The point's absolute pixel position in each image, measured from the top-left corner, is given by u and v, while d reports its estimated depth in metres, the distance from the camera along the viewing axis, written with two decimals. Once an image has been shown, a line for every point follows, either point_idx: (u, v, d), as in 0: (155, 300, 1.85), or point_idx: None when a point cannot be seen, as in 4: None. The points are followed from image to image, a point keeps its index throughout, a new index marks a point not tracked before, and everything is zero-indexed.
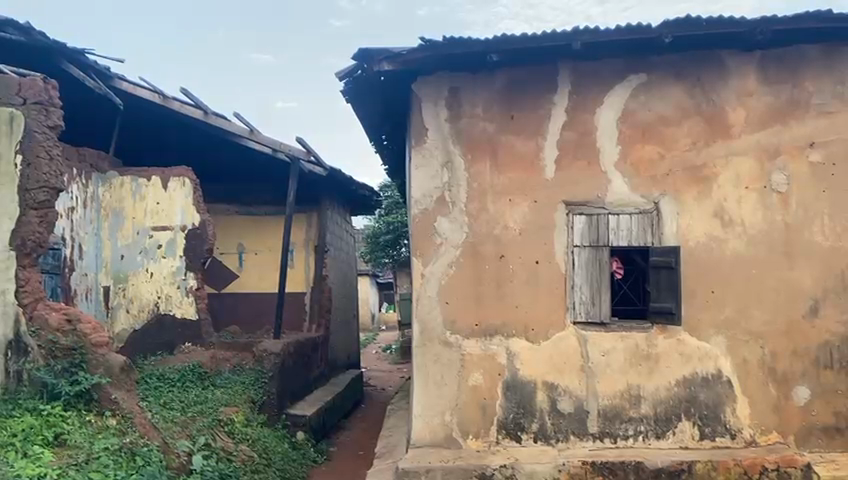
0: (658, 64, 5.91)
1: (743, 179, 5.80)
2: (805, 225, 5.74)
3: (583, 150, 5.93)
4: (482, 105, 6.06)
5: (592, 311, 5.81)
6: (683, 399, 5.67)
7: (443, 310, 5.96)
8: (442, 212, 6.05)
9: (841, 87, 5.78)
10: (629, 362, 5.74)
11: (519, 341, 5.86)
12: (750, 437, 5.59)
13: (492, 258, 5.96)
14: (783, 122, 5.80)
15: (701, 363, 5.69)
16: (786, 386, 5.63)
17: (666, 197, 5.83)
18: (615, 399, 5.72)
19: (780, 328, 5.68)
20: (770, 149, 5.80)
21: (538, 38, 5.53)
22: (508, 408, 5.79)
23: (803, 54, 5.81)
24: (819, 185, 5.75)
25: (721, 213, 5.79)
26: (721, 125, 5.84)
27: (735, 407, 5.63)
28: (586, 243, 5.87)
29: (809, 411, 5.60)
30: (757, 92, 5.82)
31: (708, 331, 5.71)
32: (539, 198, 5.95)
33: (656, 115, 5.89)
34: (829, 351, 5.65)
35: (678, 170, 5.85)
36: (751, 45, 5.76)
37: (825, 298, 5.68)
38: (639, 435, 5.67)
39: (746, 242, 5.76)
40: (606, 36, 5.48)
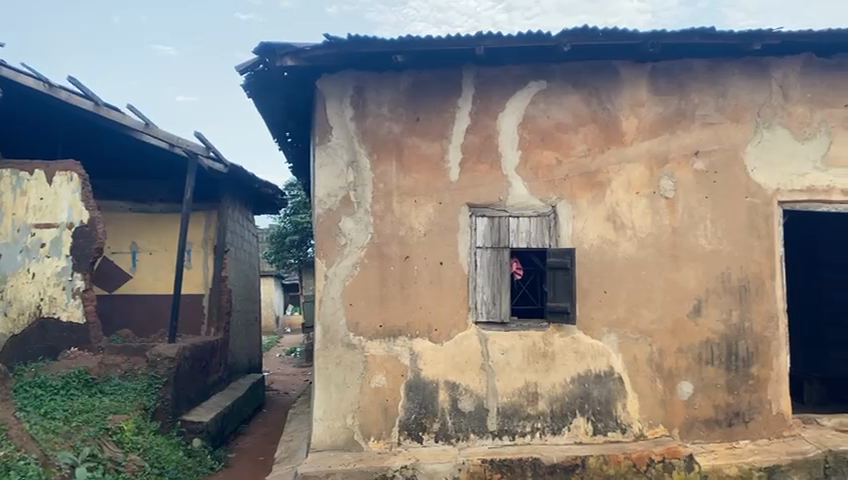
0: (556, 73, 6.10)
1: (634, 184, 6.08)
2: (690, 229, 6.08)
3: (486, 153, 6.04)
4: (387, 106, 6.04)
5: (492, 311, 5.91)
6: (577, 396, 5.87)
7: (347, 311, 5.89)
8: (345, 212, 5.97)
9: (723, 99, 6.15)
10: (527, 361, 5.88)
11: (422, 342, 5.88)
12: (639, 431, 5.86)
13: (395, 259, 5.94)
14: (671, 131, 6.13)
15: (594, 360, 5.92)
16: (672, 381, 5.94)
17: (563, 201, 6.02)
18: (514, 397, 5.84)
19: (667, 327, 5.99)
20: (659, 157, 6.11)
21: (443, 41, 5.55)
22: (409, 408, 5.79)
23: (689, 68, 6.17)
24: (702, 192, 6.10)
25: (614, 217, 6.05)
26: (615, 133, 6.10)
27: (625, 403, 5.89)
28: (487, 245, 5.96)
29: (692, 405, 5.92)
30: (648, 102, 6.12)
31: (601, 330, 5.95)
32: (443, 199, 5.99)
33: (555, 121, 6.07)
34: (710, 348, 5.99)
35: (575, 174, 6.06)
36: (642, 58, 6.06)
37: (707, 298, 6.03)
38: (536, 432, 5.82)
39: (636, 245, 6.04)
40: (508, 43, 5.60)
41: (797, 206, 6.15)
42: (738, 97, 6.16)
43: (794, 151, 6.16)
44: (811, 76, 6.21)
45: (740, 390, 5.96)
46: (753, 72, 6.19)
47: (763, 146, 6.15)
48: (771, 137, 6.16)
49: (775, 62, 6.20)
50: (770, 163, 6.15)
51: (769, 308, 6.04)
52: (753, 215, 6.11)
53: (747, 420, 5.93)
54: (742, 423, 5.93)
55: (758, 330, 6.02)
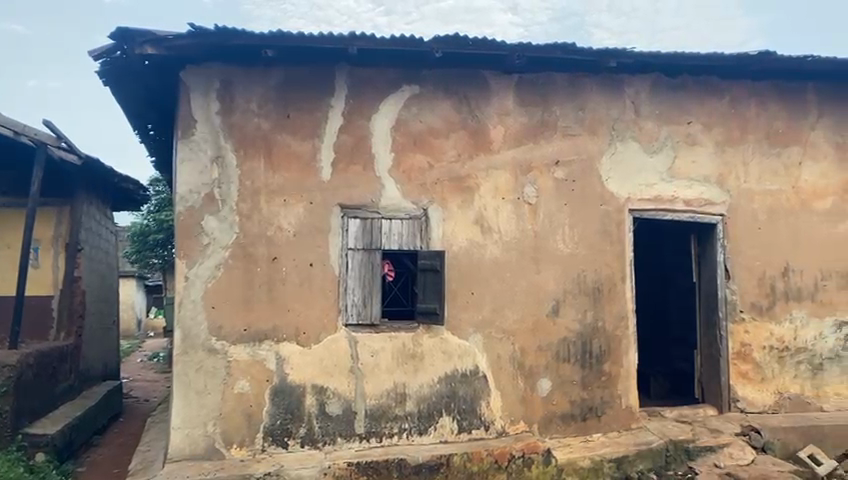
0: (428, 78, 6.18)
1: (499, 189, 6.29)
2: (550, 234, 6.38)
3: (358, 154, 6.00)
4: (256, 101, 5.86)
5: (362, 313, 5.88)
6: (444, 395, 5.98)
7: (209, 315, 5.64)
8: (209, 210, 5.72)
9: (582, 112, 6.51)
10: (396, 362, 5.91)
11: (289, 345, 5.74)
12: (501, 428, 6.06)
13: (262, 260, 5.77)
14: (535, 141, 6.40)
15: (461, 360, 6.05)
16: (532, 379, 6.19)
17: (433, 205, 6.11)
18: (382, 399, 5.85)
19: (529, 327, 6.24)
20: (523, 164, 6.36)
21: (315, 39, 5.46)
22: (274, 414, 5.64)
23: (552, 82, 6.47)
24: (562, 199, 6.42)
25: (481, 221, 6.22)
26: (482, 140, 6.28)
27: (488, 401, 6.07)
28: (359, 246, 5.92)
29: (550, 402, 6.21)
30: (514, 112, 6.36)
31: (467, 330, 6.09)
32: (313, 199, 5.89)
33: (427, 126, 6.16)
34: (568, 346, 6.31)
35: (445, 178, 6.17)
36: (509, 68, 6.29)
37: (565, 299, 6.35)
38: (403, 432, 5.86)
39: (501, 248, 6.25)
40: (381, 45, 5.60)
41: (646, 214, 6.62)
42: (595, 110, 6.55)
43: (644, 163, 6.65)
44: (659, 95, 6.72)
45: (593, 386, 6.32)
46: (609, 88, 6.60)
47: (617, 158, 6.58)
48: (624, 149, 6.60)
49: (628, 80, 6.65)
50: (622, 173, 6.58)
51: (620, 309, 6.47)
52: (606, 221, 6.51)
53: (599, 414, 6.31)
54: (595, 417, 6.30)
55: (610, 329, 6.42)
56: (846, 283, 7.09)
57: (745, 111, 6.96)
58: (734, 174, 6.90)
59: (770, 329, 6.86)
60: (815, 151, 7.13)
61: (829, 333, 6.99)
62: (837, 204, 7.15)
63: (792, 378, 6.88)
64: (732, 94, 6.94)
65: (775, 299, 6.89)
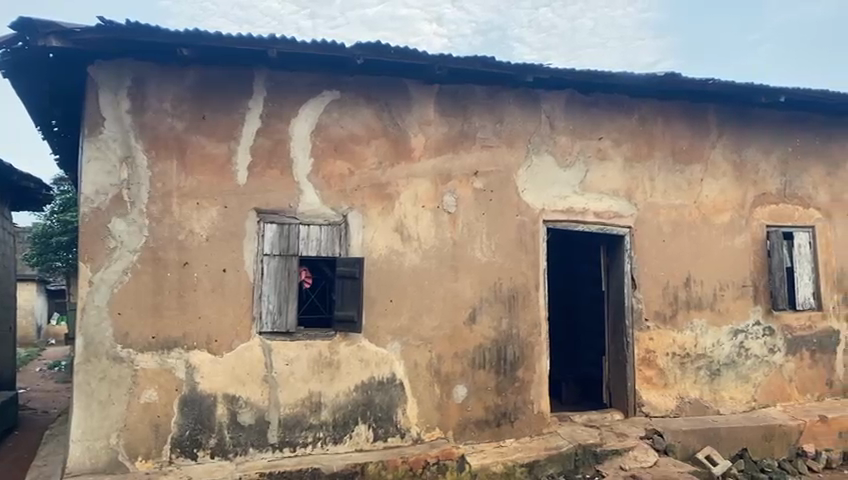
0: (349, 84, 6.17)
1: (419, 197, 6.34)
2: (468, 242, 6.47)
3: (276, 158, 5.90)
4: (169, 101, 5.68)
5: (278, 321, 5.77)
6: (359, 403, 5.95)
7: (114, 322, 5.39)
8: (117, 212, 5.48)
9: (500, 125, 6.66)
10: (312, 370, 5.83)
11: (200, 354, 5.57)
12: (417, 435, 6.09)
13: (173, 265, 5.58)
14: (454, 151, 6.49)
15: (378, 368, 6.04)
16: (448, 385, 6.25)
17: (353, 212, 6.08)
18: (297, 407, 5.76)
19: (445, 334, 6.29)
20: (443, 174, 6.44)
21: (233, 40, 5.34)
22: (183, 424, 5.45)
23: (472, 93, 6.59)
24: (480, 209, 6.54)
25: (400, 229, 6.24)
26: (403, 148, 6.31)
27: (404, 408, 6.08)
28: (275, 252, 5.81)
29: (466, 408, 6.29)
30: (434, 121, 6.43)
31: (385, 338, 6.09)
32: (229, 203, 5.75)
33: (347, 132, 6.13)
34: (483, 353, 6.41)
35: (365, 185, 6.15)
36: (430, 79, 6.36)
37: (481, 307, 6.46)
38: (317, 441, 5.79)
39: (420, 256, 6.29)
40: (301, 49, 5.54)
41: (559, 225, 6.83)
42: (513, 123, 6.71)
43: (559, 176, 6.87)
44: (573, 110, 6.98)
45: (507, 392, 6.45)
46: (526, 102, 6.79)
47: (533, 170, 6.77)
48: (540, 162, 6.80)
49: (544, 95, 6.86)
50: (537, 185, 6.78)
51: (533, 317, 6.63)
52: (522, 231, 6.68)
53: (512, 419, 6.44)
54: (508, 422, 6.43)
55: (524, 336, 6.57)
56: (741, 293, 7.55)
57: (652, 129, 7.31)
58: (641, 188, 7.23)
59: (673, 336, 7.21)
60: (715, 169, 7.57)
61: (726, 341, 7.42)
62: (734, 219, 7.62)
63: (692, 383, 7.26)
64: (641, 112, 7.28)
65: (677, 308, 7.26)
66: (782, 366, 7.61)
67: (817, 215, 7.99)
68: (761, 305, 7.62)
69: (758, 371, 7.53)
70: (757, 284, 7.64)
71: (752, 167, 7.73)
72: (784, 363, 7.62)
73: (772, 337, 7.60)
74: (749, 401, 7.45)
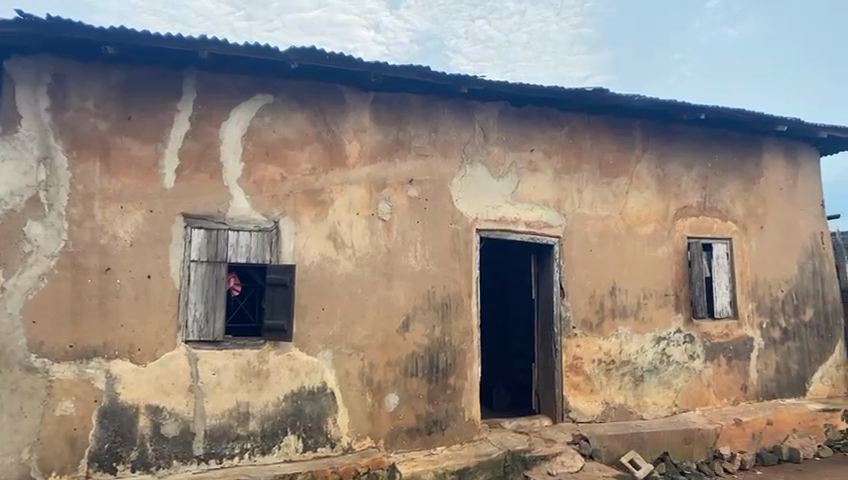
0: (283, 89, 6.09)
1: (353, 204, 6.29)
2: (402, 251, 6.47)
3: (206, 162, 5.76)
4: (93, 100, 5.46)
5: (205, 329, 5.62)
6: (289, 413, 5.85)
7: (28, 330, 5.15)
8: (33, 214, 5.25)
9: (435, 134, 6.71)
10: (240, 380, 5.69)
11: (121, 363, 5.36)
12: (347, 445, 6.03)
13: (94, 271, 5.36)
14: (389, 159, 6.48)
15: (308, 377, 5.95)
16: (380, 394, 6.22)
17: (285, 218, 5.98)
18: (224, 418, 5.61)
19: (378, 342, 6.26)
20: (378, 181, 6.42)
21: (161, 40, 5.19)
22: (102, 437, 5.23)
23: (407, 102, 6.62)
24: (415, 217, 6.55)
25: (334, 236, 6.18)
26: (337, 154, 6.26)
27: (335, 418, 6.02)
28: (203, 259, 5.66)
29: (397, 417, 6.27)
30: (369, 128, 6.41)
31: (316, 346, 6.01)
32: (155, 207, 5.56)
33: (280, 136, 6.04)
34: (415, 361, 6.42)
35: (298, 191, 6.07)
36: (366, 85, 6.35)
37: (414, 315, 6.46)
38: (245, 453, 5.65)
39: (353, 263, 6.25)
40: (234, 51, 5.43)
41: (491, 234, 6.93)
42: (447, 133, 6.77)
43: (492, 186, 6.97)
44: (505, 122, 7.11)
45: (439, 400, 6.47)
46: (460, 112, 6.87)
47: (467, 180, 6.84)
48: (473, 172, 6.88)
49: (478, 106, 6.97)
50: (471, 194, 6.85)
51: (466, 325, 6.69)
52: (456, 240, 6.73)
53: (443, 427, 6.47)
54: (440, 430, 6.45)
55: (456, 344, 6.62)
56: (663, 302, 7.84)
57: (581, 142, 7.53)
58: (570, 199, 7.42)
59: (599, 343, 7.42)
60: (640, 182, 7.85)
61: (649, 348, 7.68)
62: (657, 231, 7.92)
63: (617, 389, 7.47)
64: (570, 126, 7.49)
65: (604, 316, 7.48)
66: (701, 372, 7.94)
67: (734, 227, 8.39)
68: (682, 313, 7.93)
69: (679, 377, 7.82)
70: (679, 293, 7.96)
71: (674, 181, 8.06)
72: (703, 369, 7.95)
73: (692, 345, 7.92)
74: (670, 406, 7.73)
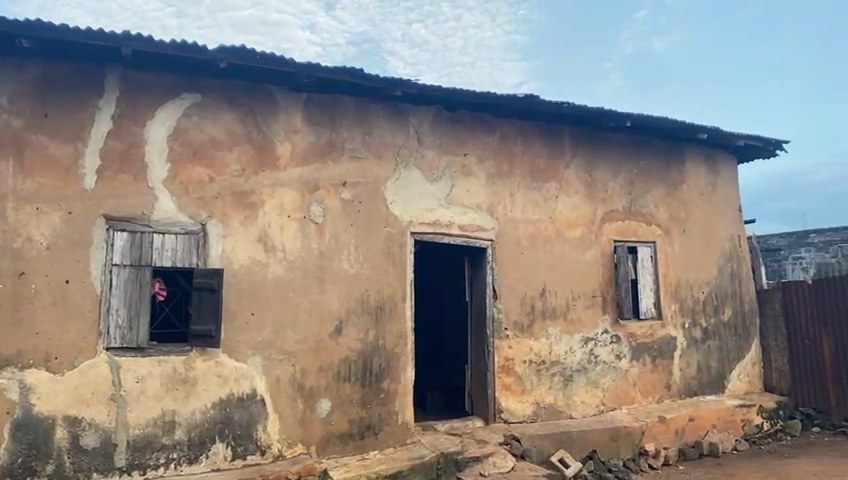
0: (212, 88, 5.94)
1: (285, 207, 6.17)
2: (335, 254, 6.40)
3: (129, 162, 5.55)
4: (7, 96, 5.23)
5: (127, 336, 5.40)
6: (217, 421, 5.69)
7: None
8: None
9: (369, 137, 6.68)
10: (165, 388, 5.50)
11: (36, 373, 5.11)
12: (278, 452, 5.92)
13: (7, 276, 5.10)
14: (322, 161, 6.41)
15: (237, 384, 5.81)
16: (311, 400, 6.13)
17: (213, 220, 5.83)
18: (148, 428, 5.41)
19: (310, 347, 6.18)
20: (310, 183, 6.33)
21: (81, 34, 4.98)
22: (15, 451, 4.97)
23: (340, 103, 6.57)
24: (348, 220, 6.50)
25: (265, 239, 6.05)
26: (268, 156, 6.14)
27: (266, 425, 5.90)
28: (126, 263, 5.45)
29: (329, 422, 6.20)
30: (301, 129, 6.32)
31: (245, 352, 5.88)
32: (74, 209, 5.33)
33: (208, 137, 5.89)
34: (348, 365, 6.36)
35: (227, 193, 5.92)
36: (297, 86, 6.27)
37: (347, 319, 6.40)
38: (170, 463, 5.46)
39: (285, 267, 6.14)
40: (159, 48, 5.27)
41: (424, 237, 6.94)
42: (381, 136, 6.76)
43: (425, 189, 6.99)
44: (439, 126, 7.15)
45: (372, 404, 6.44)
46: (394, 115, 6.87)
47: (400, 183, 6.84)
48: (407, 175, 6.88)
49: (412, 109, 6.99)
50: (405, 197, 6.85)
51: (399, 328, 6.68)
52: (389, 243, 6.72)
53: (376, 431, 6.44)
54: (372, 434, 6.42)
55: (390, 347, 6.60)
56: (591, 303, 8.05)
57: (513, 147, 7.66)
58: (503, 203, 7.53)
59: (530, 344, 7.55)
60: (569, 186, 8.05)
61: (578, 348, 7.87)
62: (585, 234, 8.13)
63: (547, 389, 7.62)
64: (502, 131, 7.60)
65: (534, 318, 7.61)
66: (627, 371, 8.19)
67: (657, 231, 8.71)
68: (609, 314, 8.16)
69: (607, 376, 8.05)
70: (606, 295, 8.19)
71: (601, 186, 8.29)
72: (629, 368, 8.21)
73: (618, 345, 8.16)
74: (598, 404, 7.94)
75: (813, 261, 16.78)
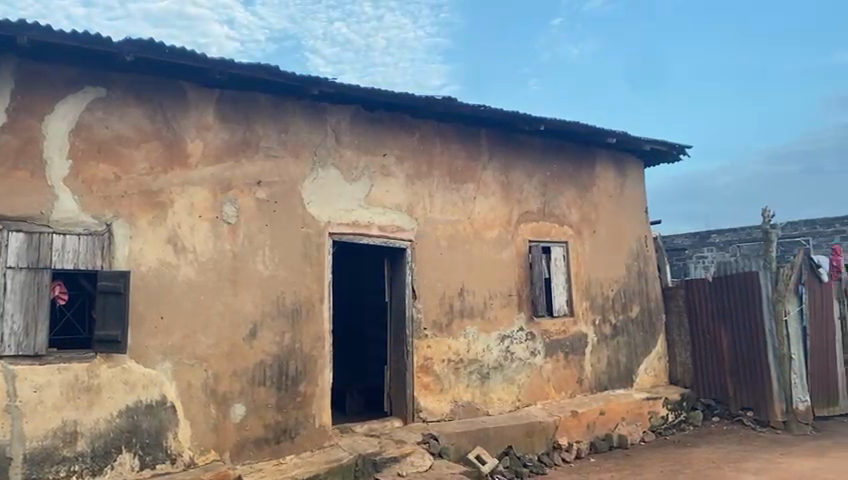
0: (118, 82, 5.69)
1: (196, 207, 5.98)
2: (249, 255, 6.26)
3: (26, 159, 5.23)
4: None
5: (24, 343, 5.09)
6: (124, 430, 5.46)
7: None
8: None
9: (285, 135, 6.57)
10: (66, 397, 5.23)
11: None
12: (189, 460, 5.73)
13: None
14: (236, 159, 6.25)
15: (145, 390, 5.59)
16: (225, 405, 5.97)
17: (118, 220, 5.58)
18: (47, 439, 5.12)
19: (223, 351, 6.02)
20: (223, 183, 6.16)
21: None
22: None
23: (255, 101, 6.44)
24: (262, 220, 6.37)
25: (175, 240, 5.85)
26: (179, 153, 5.93)
27: (176, 432, 5.70)
28: (22, 265, 5.13)
29: (244, 427, 6.06)
30: (214, 127, 6.15)
31: (154, 358, 5.66)
32: None
33: (114, 133, 5.64)
34: (263, 369, 6.24)
35: (134, 192, 5.68)
36: (210, 82, 6.10)
37: (262, 322, 6.27)
38: (72, 476, 5.19)
39: (196, 269, 5.95)
40: (60, 39, 5.00)
41: (343, 237, 6.88)
42: (297, 134, 6.66)
43: (344, 189, 6.94)
44: (357, 126, 7.11)
45: (288, 408, 6.33)
46: (311, 114, 6.78)
47: (318, 183, 6.76)
48: (324, 175, 6.81)
49: (329, 108, 6.92)
50: (323, 198, 6.77)
51: (317, 330, 6.59)
52: (306, 243, 6.62)
53: (293, 435, 6.34)
54: (288, 439, 6.32)
55: (306, 350, 6.51)
56: (507, 302, 8.22)
57: (431, 148, 7.72)
58: (421, 204, 7.57)
59: (449, 343, 7.63)
60: (486, 187, 8.19)
61: (494, 346, 8.02)
62: (501, 234, 8.29)
63: (465, 387, 7.73)
64: (421, 132, 7.65)
65: (453, 317, 7.70)
66: (542, 367, 8.42)
67: (570, 231, 9.00)
68: (524, 312, 8.36)
69: (522, 372, 8.24)
70: (522, 293, 8.38)
71: (517, 187, 8.49)
72: (543, 365, 8.44)
73: (533, 342, 8.37)
74: (514, 401, 8.12)
75: (714, 260, 17.76)
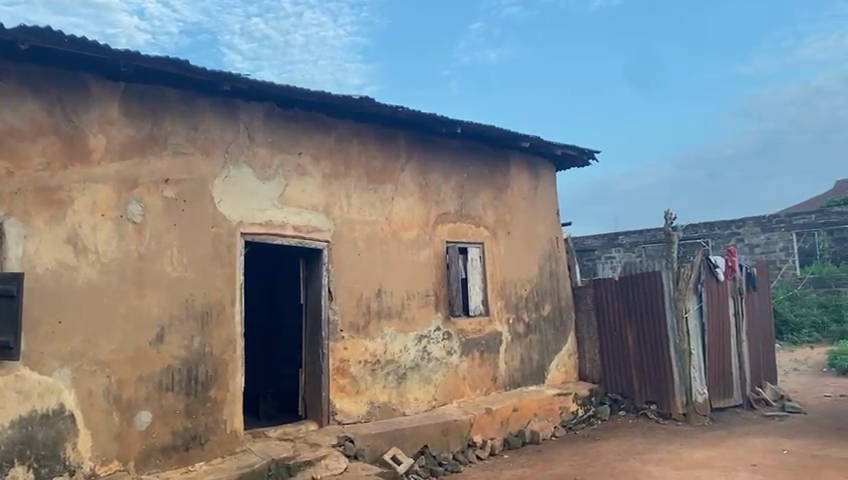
0: (11, 72, 5.34)
1: (99, 205, 5.70)
2: (156, 256, 6.03)
3: None
4: None
5: None
6: (17, 442, 5.10)
7: None
8: None
9: (195, 132, 6.36)
10: None
11: None
12: (90, 471, 5.44)
13: None
14: (141, 156, 6.00)
15: (42, 399, 5.26)
16: (128, 412, 5.72)
17: (11, 218, 5.22)
18: None
19: (127, 356, 5.77)
20: (128, 180, 5.90)
21: None
22: None
23: (163, 96, 6.20)
24: (171, 220, 6.14)
25: (74, 240, 5.55)
26: (79, 149, 5.63)
27: (75, 442, 5.40)
28: None
29: (150, 435, 5.82)
30: (118, 122, 5.88)
31: (51, 365, 5.34)
32: None
33: (6, 125, 5.28)
34: (171, 374, 6.02)
35: (29, 189, 5.34)
36: (114, 75, 5.83)
37: (170, 326, 6.05)
38: None
39: (98, 270, 5.67)
40: None
41: (256, 238, 6.73)
42: (208, 132, 6.46)
43: (257, 189, 6.79)
44: (271, 124, 6.98)
45: (197, 413, 6.14)
46: (223, 111, 6.60)
47: (229, 182, 6.58)
48: (236, 173, 6.64)
49: (242, 106, 6.76)
50: (235, 197, 6.60)
51: (228, 333, 6.42)
52: (217, 244, 6.44)
53: (202, 442, 6.15)
54: (198, 445, 6.12)
55: (217, 354, 6.33)
56: (424, 302, 8.28)
57: (348, 148, 7.67)
58: (338, 205, 7.51)
59: (365, 345, 7.61)
60: (403, 188, 8.22)
61: (411, 347, 8.05)
62: (419, 235, 8.35)
63: (381, 388, 7.72)
64: (338, 132, 7.59)
65: (369, 318, 7.68)
66: (458, 366, 8.53)
67: (486, 232, 9.16)
68: (441, 312, 8.45)
69: (438, 372, 8.32)
70: (438, 293, 8.46)
71: (434, 188, 8.56)
72: (459, 364, 8.55)
73: (449, 341, 8.46)
74: (430, 400, 8.18)
75: (622, 260, 18.57)
